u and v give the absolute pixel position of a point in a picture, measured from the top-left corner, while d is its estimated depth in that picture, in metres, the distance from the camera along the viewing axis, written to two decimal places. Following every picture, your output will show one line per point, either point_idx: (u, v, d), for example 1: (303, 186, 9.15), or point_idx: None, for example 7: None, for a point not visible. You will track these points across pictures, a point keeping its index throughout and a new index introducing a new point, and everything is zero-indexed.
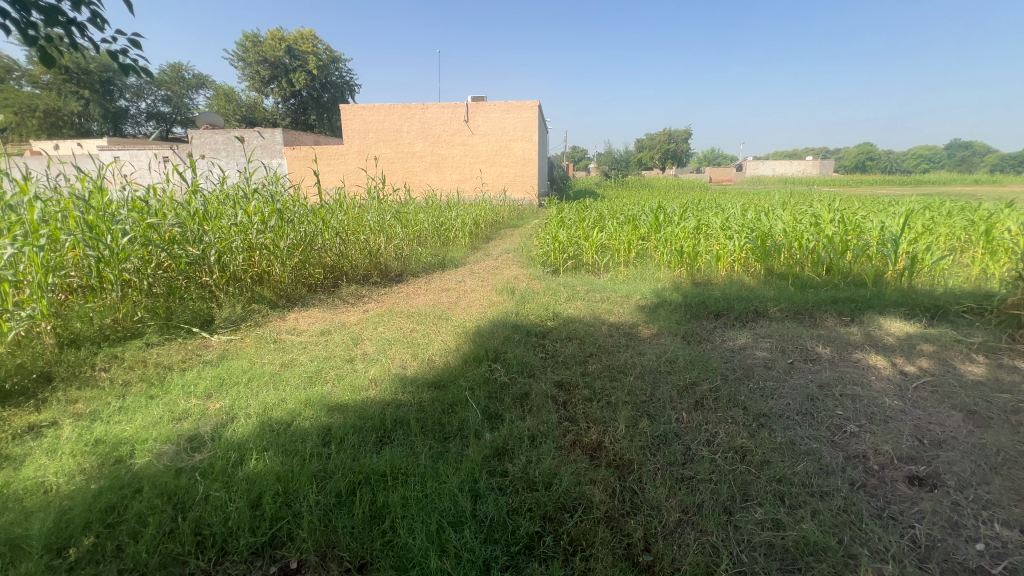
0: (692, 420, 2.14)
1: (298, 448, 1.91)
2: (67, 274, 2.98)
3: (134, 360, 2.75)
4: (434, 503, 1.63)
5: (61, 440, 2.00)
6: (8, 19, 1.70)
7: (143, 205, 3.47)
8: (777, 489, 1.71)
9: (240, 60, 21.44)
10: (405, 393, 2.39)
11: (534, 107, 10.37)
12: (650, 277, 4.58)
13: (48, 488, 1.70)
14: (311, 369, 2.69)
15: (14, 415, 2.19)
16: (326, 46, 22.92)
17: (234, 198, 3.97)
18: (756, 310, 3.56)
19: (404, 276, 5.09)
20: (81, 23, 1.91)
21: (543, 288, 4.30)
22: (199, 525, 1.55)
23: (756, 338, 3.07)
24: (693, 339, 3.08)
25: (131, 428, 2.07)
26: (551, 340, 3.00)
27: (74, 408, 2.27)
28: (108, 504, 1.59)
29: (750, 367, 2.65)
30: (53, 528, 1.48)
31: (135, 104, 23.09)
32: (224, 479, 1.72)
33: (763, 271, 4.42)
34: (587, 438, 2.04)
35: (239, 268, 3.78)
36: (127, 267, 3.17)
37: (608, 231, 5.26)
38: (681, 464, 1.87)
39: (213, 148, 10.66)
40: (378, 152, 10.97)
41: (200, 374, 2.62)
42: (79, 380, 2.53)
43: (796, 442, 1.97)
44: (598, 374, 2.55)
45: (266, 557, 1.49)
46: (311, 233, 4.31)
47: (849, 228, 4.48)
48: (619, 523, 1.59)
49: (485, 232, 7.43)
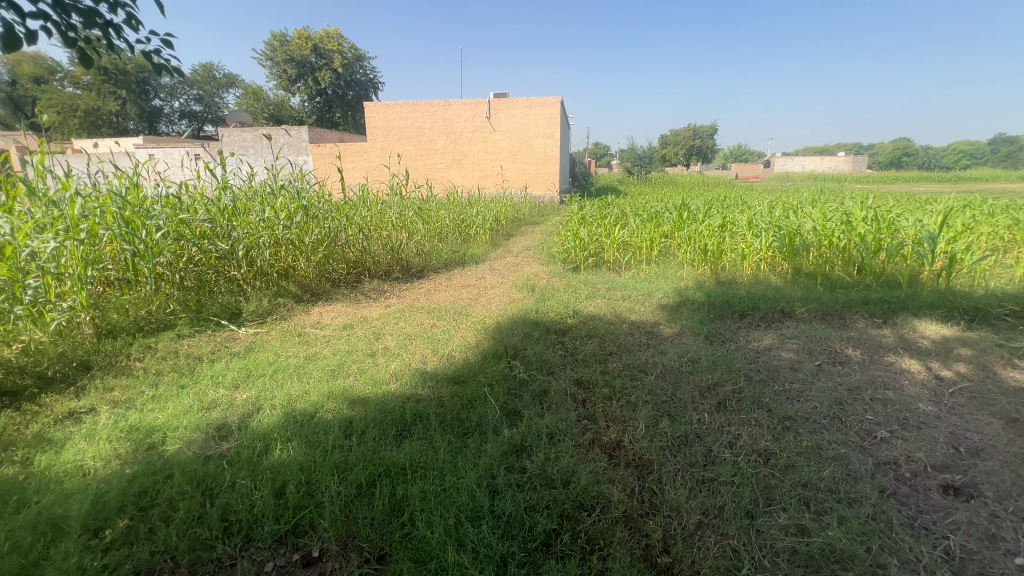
0: (714, 421, 2.10)
1: (320, 439, 1.95)
2: (105, 268, 3.09)
3: (167, 351, 2.85)
4: (452, 497, 1.65)
5: (98, 426, 2.09)
6: (50, 21, 1.77)
7: (176, 202, 3.59)
8: (802, 494, 1.67)
9: (268, 60, 21.93)
10: (425, 387, 2.42)
11: (557, 103, 10.31)
12: (672, 275, 4.52)
13: (86, 472, 1.78)
14: (334, 362, 2.75)
15: (55, 401, 2.30)
16: (351, 45, 23.27)
17: (262, 195, 4.08)
18: (783, 310, 3.46)
19: (425, 272, 5.13)
20: (117, 25, 1.97)
21: (563, 285, 4.28)
22: (226, 512, 1.60)
23: (782, 338, 2.99)
24: (717, 339, 3.02)
25: (164, 416, 2.15)
26: (571, 338, 2.98)
27: (111, 395, 2.37)
28: (141, 488, 1.65)
29: (775, 369, 2.59)
30: (91, 510, 1.55)
31: (169, 103, 23.81)
32: (251, 468, 1.77)
33: (791, 270, 4.30)
34: (606, 437, 2.02)
35: (266, 263, 3.90)
36: (160, 261, 3.29)
37: (630, 229, 5.20)
38: (702, 466, 1.84)
39: (242, 145, 10.95)
40: (401, 149, 11.07)
41: (228, 366, 2.70)
42: (114, 368, 2.63)
43: (823, 446, 1.92)
44: (618, 373, 2.53)
45: (289, 545, 1.53)
46: (335, 229, 4.38)
47: (883, 226, 4.31)
48: (637, 523, 1.58)
49: (506, 229, 7.45)
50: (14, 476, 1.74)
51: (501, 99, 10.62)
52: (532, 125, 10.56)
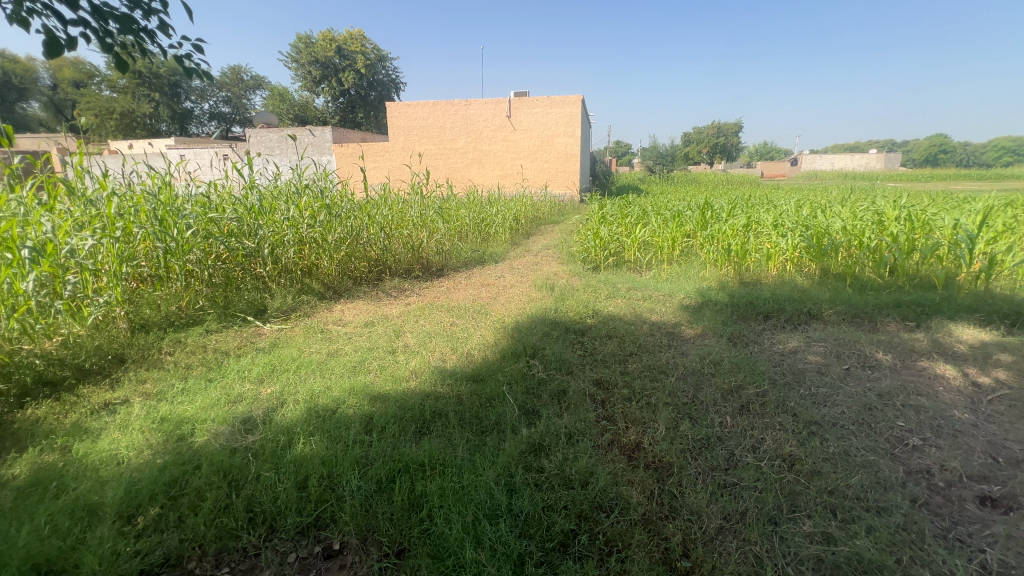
0: (737, 425, 2.06)
1: (341, 434, 1.99)
2: (138, 265, 3.21)
3: (196, 345, 2.94)
4: (470, 495, 1.66)
5: (132, 416, 2.17)
6: (89, 28, 1.84)
7: (205, 201, 3.70)
8: (829, 501, 1.62)
9: (294, 62, 22.40)
10: (444, 385, 2.44)
11: (578, 101, 10.25)
12: (694, 276, 4.44)
13: (120, 460, 1.85)
14: (356, 358, 2.79)
15: (92, 392, 2.40)
16: (373, 46, 23.60)
17: (287, 195, 4.18)
18: (809, 312, 3.37)
19: (444, 270, 5.17)
20: (151, 30, 2.03)
21: (583, 285, 4.25)
22: (251, 503, 1.64)
23: (809, 341, 2.91)
24: (740, 340, 2.96)
25: (193, 408, 2.22)
26: (590, 338, 2.96)
27: (143, 388, 2.46)
28: (171, 477, 1.71)
29: (801, 372, 2.52)
30: (124, 497, 1.61)
31: (199, 105, 24.52)
32: (275, 461, 1.81)
33: (818, 271, 4.18)
34: (625, 439, 2.00)
35: (290, 261, 3.98)
36: (190, 258, 3.40)
37: (651, 228, 5.13)
38: (724, 469, 1.81)
39: (269, 145, 11.22)
40: (422, 148, 11.17)
41: (254, 361, 2.77)
42: (147, 361, 2.73)
43: (851, 453, 1.86)
44: (638, 374, 2.51)
45: (311, 537, 1.56)
46: (357, 227, 4.45)
47: (917, 226, 4.15)
48: (656, 526, 1.56)
49: (525, 228, 7.44)
50: (54, 464, 1.82)
51: (522, 98, 10.61)
52: (553, 124, 10.52)
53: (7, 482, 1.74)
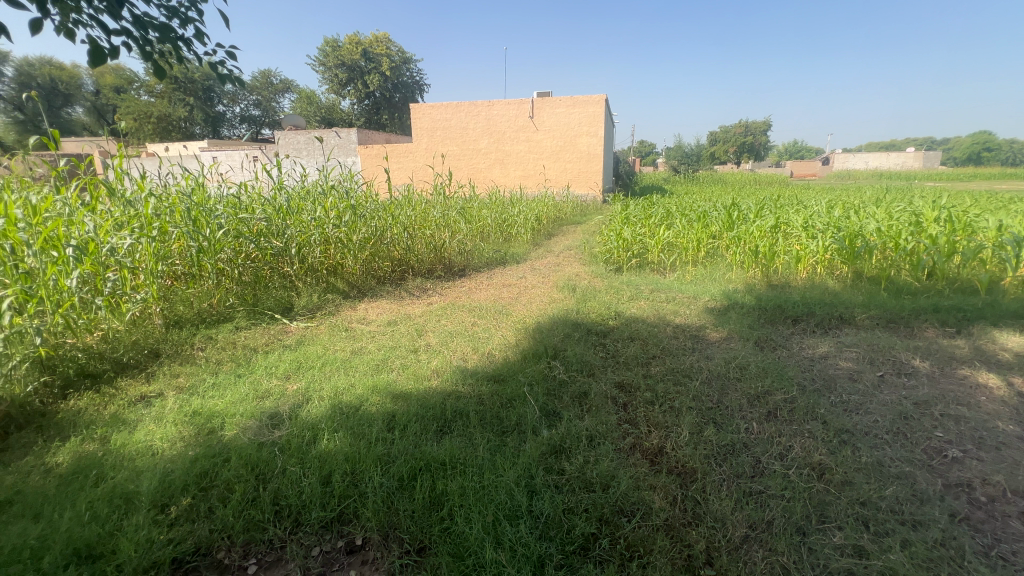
0: (763, 431, 2.01)
1: (364, 432, 2.02)
2: (173, 263, 3.33)
3: (226, 341, 3.04)
4: (490, 495, 1.66)
5: (166, 409, 2.25)
6: (130, 37, 1.91)
7: (236, 202, 3.81)
8: (860, 513, 1.57)
9: (321, 65, 22.88)
10: (465, 385, 2.45)
11: (601, 101, 10.17)
12: (720, 278, 4.35)
13: (154, 451, 1.92)
14: (379, 357, 2.83)
15: (129, 385, 2.50)
16: (398, 48, 23.93)
17: (314, 196, 4.27)
18: (841, 316, 3.26)
19: (466, 271, 5.20)
20: (188, 39, 2.10)
21: (605, 286, 4.22)
22: (278, 496, 1.68)
23: (840, 346, 2.82)
24: (768, 345, 2.88)
25: (223, 403, 2.29)
26: (612, 340, 2.94)
27: (177, 381, 2.55)
28: (202, 469, 1.76)
29: (832, 378, 2.44)
30: (158, 487, 1.67)
31: (231, 108, 25.29)
32: (300, 456, 1.86)
33: (851, 274, 4.04)
34: (647, 443, 1.97)
35: (317, 260, 4.07)
36: (222, 257, 3.51)
37: (675, 229, 5.05)
38: (750, 477, 1.77)
39: (297, 147, 11.50)
40: (446, 149, 11.26)
41: (281, 358, 2.84)
42: (180, 356, 2.83)
43: (885, 463, 1.79)
44: (661, 377, 2.47)
45: (334, 532, 1.59)
46: (381, 227, 4.51)
47: (958, 227, 3.98)
48: (679, 533, 1.53)
49: (547, 229, 7.42)
50: (94, 453, 1.90)
51: (545, 98, 10.59)
52: (576, 124, 10.47)
53: (51, 469, 1.82)
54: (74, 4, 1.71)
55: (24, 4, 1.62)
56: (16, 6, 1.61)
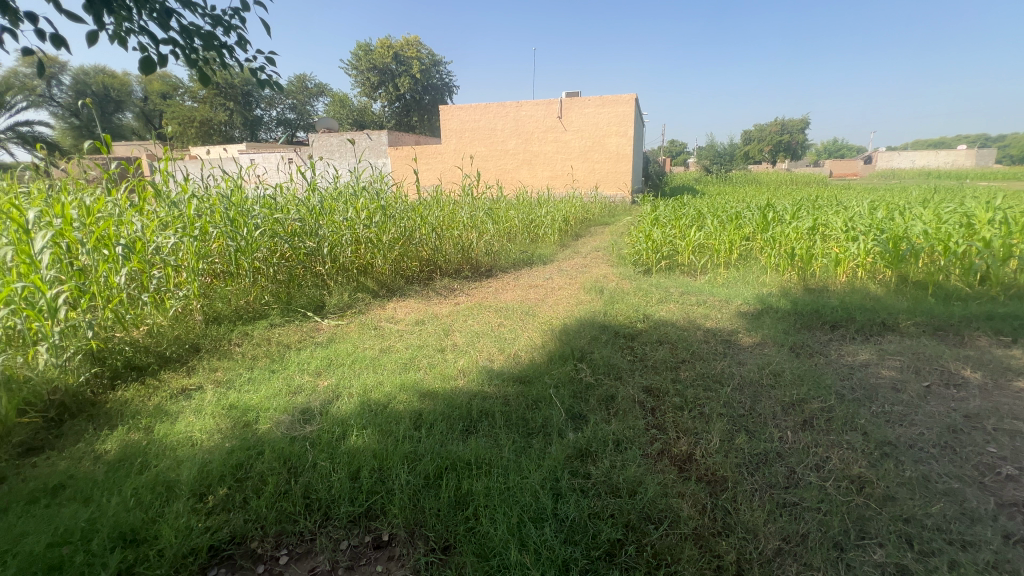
0: (799, 441, 1.94)
1: (392, 429, 2.05)
2: (213, 261, 3.46)
3: (261, 338, 3.14)
4: (516, 496, 1.66)
5: (205, 402, 2.35)
6: (177, 46, 2.00)
7: (272, 203, 3.94)
8: (904, 530, 1.49)
9: (353, 69, 23.43)
10: (491, 385, 2.46)
11: (631, 100, 10.04)
12: (753, 281, 4.22)
13: (194, 442, 2.01)
14: (407, 355, 2.87)
15: (172, 377, 2.62)
16: (429, 51, 24.26)
17: (346, 196, 4.37)
18: (883, 322, 3.11)
19: (493, 271, 5.23)
20: (230, 46, 2.18)
21: (633, 288, 4.16)
22: (308, 490, 1.72)
23: (882, 354, 2.69)
24: (804, 351, 2.78)
25: (258, 397, 2.37)
26: (640, 344, 2.89)
27: (215, 375, 2.65)
28: (237, 461, 1.83)
29: (873, 388, 2.33)
30: (197, 476, 1.74)
31: (269, 112, 26.15)
32: (330, 451, 1.90)
33: (895, 279, 3.86)
34: (676, 449, 1.93)
35: (348, 260, 4.16)
36: (258, 256, 3.64)
37: (707, 230, 4.93)
38: (784, 488, 1.70)
39: (330, 149, 11.82)
40: (474, 150, 11.34)
41: (313, 354, 2.92)
42: (218, 351, 2.94)
43: (931, 479, 1.70)
44: (691, 382, 2.41)
45: (361, 526, 1.62)
46: (410, 228, 4.58)
47: (1015, 229, 3.74)
48: (708, 542, 1.49)
49: (574, 230, 7.37)
50: (138, 442, 2.00)
51: (574, 98, 10.54)
52: (605, 124, 10.36)
53: (101, 456, 1.93)
54: (127, 14, 1.81)
55: (82, 17, 1.72)
56: (74, 19, 1.71)
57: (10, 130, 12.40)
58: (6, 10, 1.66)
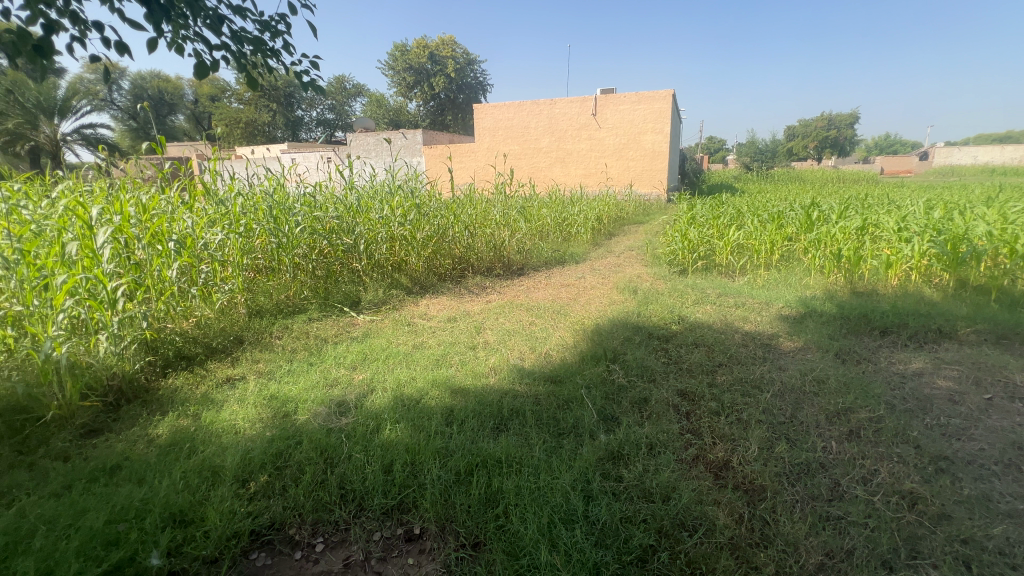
0: (843, 452, 1.85)
1: (424, 424, 2.08)
2: (256, 257, 3.60)
3: (301, 331, 3.25)
4: (547, 497, 1.65)
5: (248, 392, 2.45)
6: (229, 50, 2.09)
7: (312, 201, 4.07)
8: (961, 552, 1.40)
9: (390, 70, 23.91)
10: (522, 384, 2.46)
11: (668, 96, 9.82)
12: (796, 283, 4.06)
13: (238, 430, 2.10)
14: (439, 352, 2.91)
15: (218, 367, 2.75)
16: (463, 51, 24.47)
17: (382, 194, 4.46)
18: (940, 330, 2.93)
19: (524, 269, 5.23)
20: (277, 50, 2.26)
21: (668, 289, 4.07)
22: (344, 481, 1.77)
23: (938, 363, 2.53)
24: (851, 357, 2.65)
25: (297, 388, 2.46)
26: (675, 346, 2.83)
27: (257, 367, 2.76)
28: (277, 450, 1.90)
29: (927, 398, 2.20)
30: (241, 463, 1.82)
31: (310, 112, 27.01)
32: (364, 443, 1.95)
33: (953, 283, 3.62)
34: (712, 455, 1.88)
35: (383, 257, 4.25)
36: (298, 252, 3.77)
37: (747, 229, 4.77)
38: (827, 501, 1.63)
39: (367, 148, 12.11)
40: (507, 149, 11.36)
41: (348, 349, 3.00)
42: (260, 344, 3.06)
43: (992, 498, 1.59)
44: (728, 387, 2.34)
45: (394, 519, 1.65)
46: (443, 226, 4.63)
47: None
48: (745, 553, 1.44)
49: (608, 229, 7.29)
50: (187, 428, 2.11)
51: (609, 95, 10.39)
52: (640, 121, 10.18)
53: (153, 439, 2.04)
54: (183, 22, 1.90)
55: (144, 25, 1.82)
56: (137, 28, 1.81)
57: (76, 131, 13.28)
58: (76, 21, 1.77)
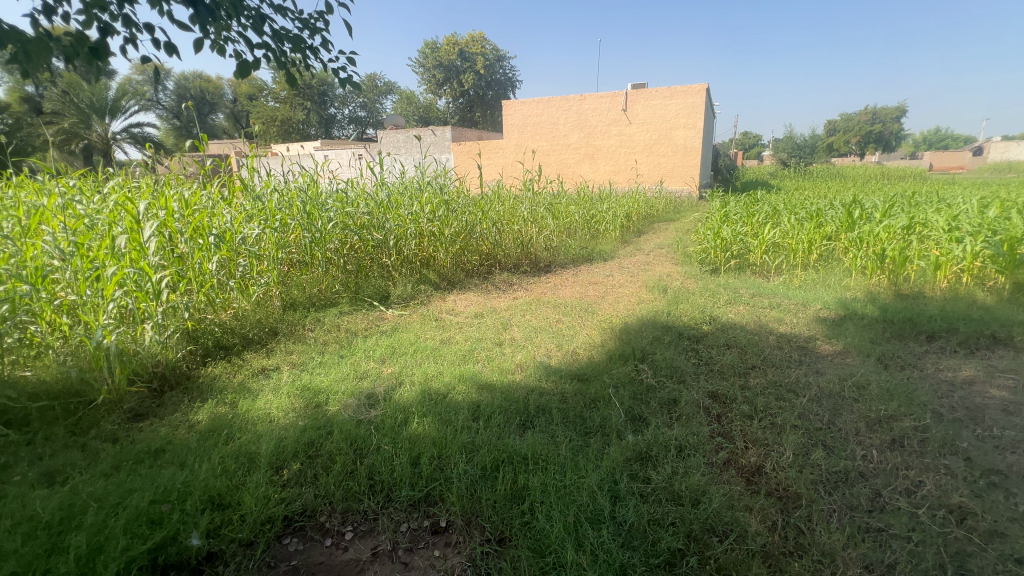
0: (885, 462, 1.77)
1: (451, 419, 2.10)
2: (290, 251, 3.71)
3: (332, 324, 3.34)
4: (572, 495, 1.64)
5: (281, 382, 2.52)
6: (269, 49, 2.15)
7: (344, 197, 4.15)
8: (1014, 571, 1.32)
9: (421, 68, 24.16)
10: (549, 382, 2.45)
11: (702, 91, 9.57)
12: (835, 284, 3.90)
13: (272, 418, 2.17)
14: (466, 347, 2.93)
15: (254, 357, 2.85)
16: (493, 47, 24.49)
17: (411, 190, 4.51)
18: (993, 336, 2.77)
19: (552, 266, 5.21)
20: (315, 48, 2.31)
21: (699, 288, 3.98)
22: (372, 471, 1.81)
23: (990, 371, 2.39)
24: (894, 363, 2.53)
25: (328, 380, 2.52)
26: (705, 346, 2.76)
27: (290, 358, 2.85)
28: (309, 439, 1.96)
29: (978, 408, 2.08)
30: (274, 451, 1.88)
31: (342, 110, 27.60)
32: (392, 436, 1.98)
33: (1008, 286, 3.41)
34: (744, 459, 1.83)
35: (411, 252, 4.30)
36: (330, 247, 3.86)
37: (783, 228, 4.61)
38: (867, 511, 1.56)
39: (397, 145, 12.29)
40: (535, 145, 11.32)
41: (377, 342, 3.06)
42: (293, 335, 3.15)
43: None
44: (761, 390, 2.27)
45: (421, 511, 1.68)
46: (471, 222, 4.65)
47: None
48: (778, 562, 1.40)
49: (637, 226, 7.18)
50: (225, 415, 2.19)
51: (640, 90, 10.21)
52: (672, 116, 9.96)
53: (194, 425, 2.13)
54: (226, 22, 1.97)
55: (190, 27, 1.90)
56: (184, 29, 1.89)
57: (125, 130, 13.96)
58: (129, 23, 1.86)
